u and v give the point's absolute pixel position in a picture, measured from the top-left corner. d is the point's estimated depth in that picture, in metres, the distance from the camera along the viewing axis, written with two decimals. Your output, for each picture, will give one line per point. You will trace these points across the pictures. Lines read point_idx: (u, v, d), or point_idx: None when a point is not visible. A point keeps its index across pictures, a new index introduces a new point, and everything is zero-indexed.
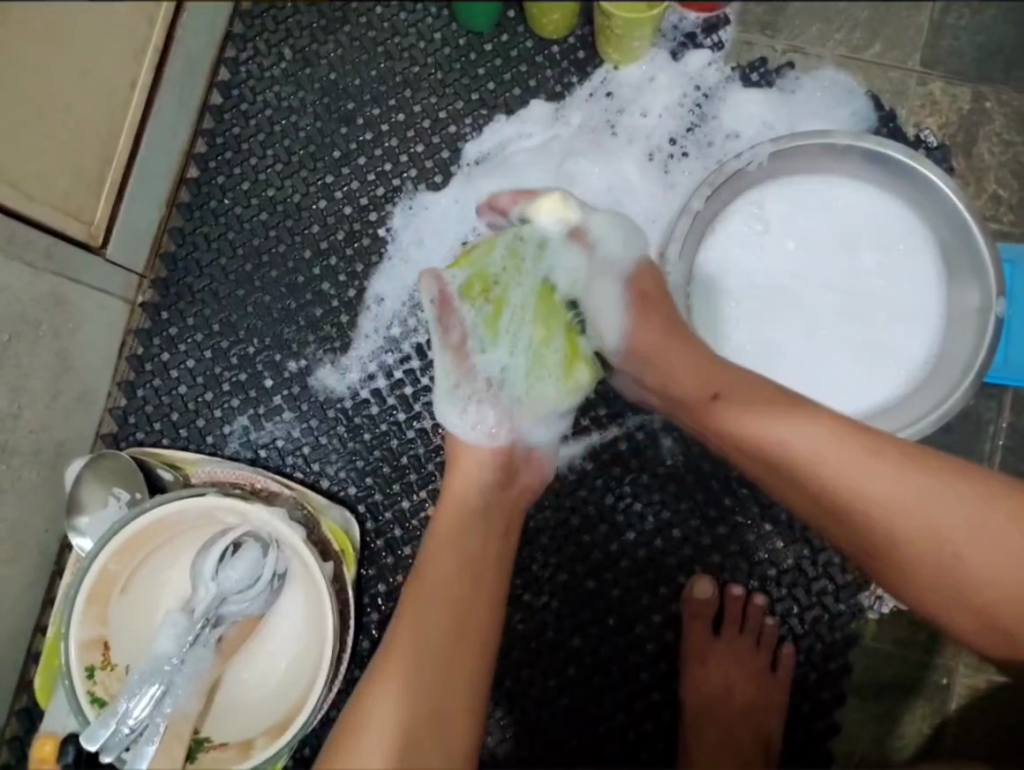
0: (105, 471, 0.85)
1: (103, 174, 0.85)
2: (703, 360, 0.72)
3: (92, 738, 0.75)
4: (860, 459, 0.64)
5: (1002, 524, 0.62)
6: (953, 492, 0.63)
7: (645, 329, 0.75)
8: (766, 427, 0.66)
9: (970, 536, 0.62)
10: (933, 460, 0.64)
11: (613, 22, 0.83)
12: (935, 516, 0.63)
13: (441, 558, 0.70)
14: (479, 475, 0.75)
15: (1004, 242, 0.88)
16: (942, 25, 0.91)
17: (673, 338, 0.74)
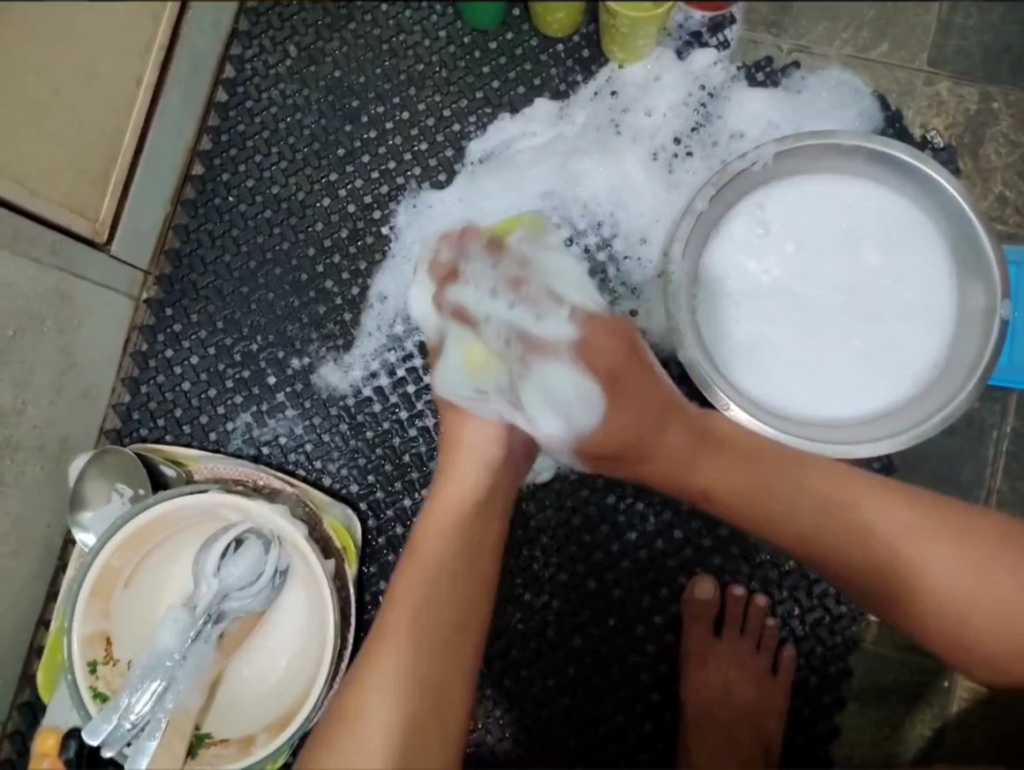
0: (109, 467, 0.85)
1: (108, 171, 0.85)
2: (686, 432, 0.71)
3: (92, 732, 0.75)
4: (847, 498, 0.68)
5: (984, 553, 0.65)
6: (935, 527, 0.66)
7: (613, 440, 0.70)
8: (755, 475, 0.70)
9: (956, 563, 0.65)
10: (919, 498, 0.67)
11: (618, 21, 0.83)
12: (918, 547, 0.65)
13: (436, 556, 0.70)
14: (475, 465, 0.74)
15: (1010, 244, 0.88)
16: (949, 25, 0.90)
17: (659, 426, 0.70)
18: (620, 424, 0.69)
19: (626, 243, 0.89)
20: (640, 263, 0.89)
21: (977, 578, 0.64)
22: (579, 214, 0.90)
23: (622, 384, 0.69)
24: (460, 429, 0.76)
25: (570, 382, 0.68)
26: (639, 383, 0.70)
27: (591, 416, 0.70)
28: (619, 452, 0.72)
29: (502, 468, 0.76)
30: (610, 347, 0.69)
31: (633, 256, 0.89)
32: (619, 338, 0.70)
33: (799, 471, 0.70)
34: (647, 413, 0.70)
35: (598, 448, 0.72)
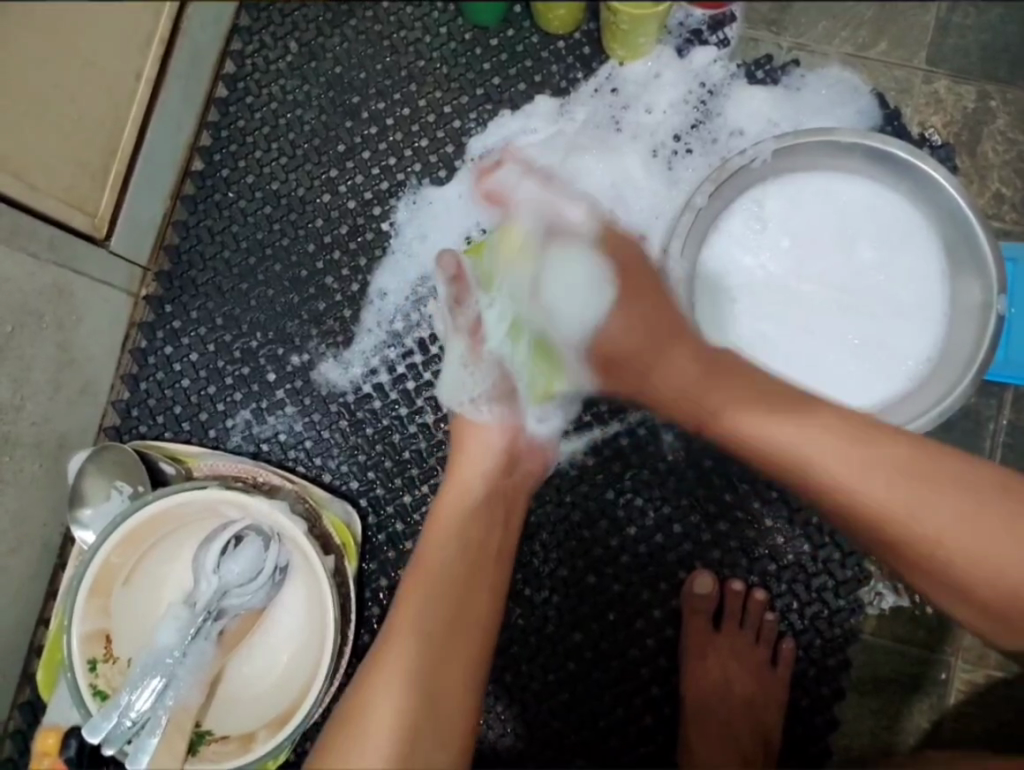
0: (107, 464, 0.85)
1: (106, 166, 0.85)
2: (693, 361, 0.72)
3: (93, 730, 0.76)
4: (848, 453, 0.65)
5: (985, 513, 0.63)
6: (935, 480, 0.64)
7: (623, 337, 0.73)
8: (766, 420, 0.68)
9: (955, 523, 0.63)
10: (924, 453, 0.65)
11: (619, 19, 0.83)
12: (930, 514, 0.63)
13: (439, 566, 0.70)
14: (481, 470, 0.76)
15: (1006, 241, 0.88)
16: (948, 24, 0.90)
17: (666, 344, 0.72)
18: (631, 323, 0.73)
19: None
20: None
21: (973, 532, 0.62)
22: None
23: (647, 300, 0.74)
24: (465, 436, 0.77)
25: (580, 282, 0.73)
26: (659, 309, 0.74)
27: (601, 308, 0.73)
28: (629, 360, 0.73)
29: (508, 476, 0.77)
30: (626, 252, 0.75)
31: None
32: (631, 253, 0.75)
33: (800, 427, 0.67)
34: (656, 326, 0.73)
35: (609, 352, 0.74)
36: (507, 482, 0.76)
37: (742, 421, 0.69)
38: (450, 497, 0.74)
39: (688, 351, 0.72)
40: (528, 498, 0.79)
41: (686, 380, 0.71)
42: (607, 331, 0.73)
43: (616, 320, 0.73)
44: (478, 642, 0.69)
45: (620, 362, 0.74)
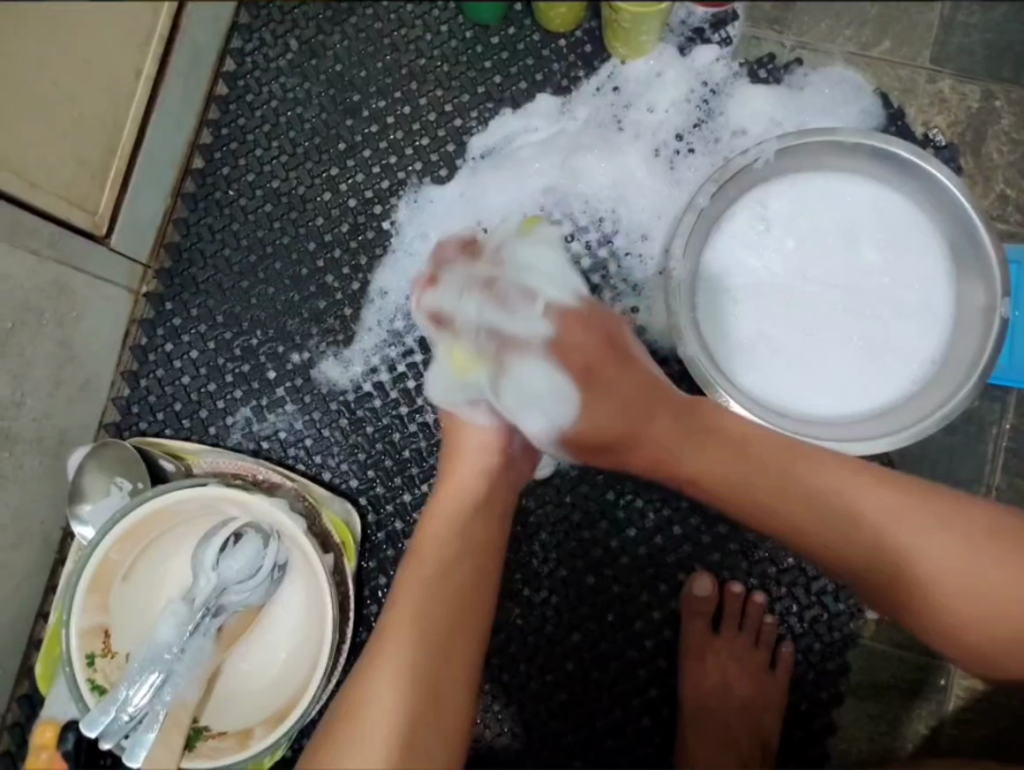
0: (108, 461, 0.85)
1: (108, 163, 0.85)
2: (674, 420, 0.70)
3: (91, 724, 0.76)
4: (842, 483, 0.67)
5: (977, 546, 0.65)
6: (928, 515, 0.66)
7: (594, 430, 0.70)
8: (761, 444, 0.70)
9: (950, 558, 0.65)
10: (916, 490, 0.67)
11: (620, 18, 0.83)
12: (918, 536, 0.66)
13: (436, 564, 0.70)
14: (475, 468, 0.74)
15: (1011, 243, 0.88)
16: (952, 22, 0.90)
17: (644, 412, 0.70)
18: (598, 410, 0.69)
19: (627, 239, 0.89)
20: (640, 259, 0.89)
21: (968, 567, 0.65)
22: (581, 210, 0.90)
23: (606, 379, 0.69)
24: (461, 437, 0.76)
25: (546, 383, 0.68)
26: (624, 375, 0.70)
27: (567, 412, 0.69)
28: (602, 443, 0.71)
29: (501, 478, 0.75)
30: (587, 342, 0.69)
31: (634, 252, 0.89)
32: (596, 332, 0.70)
33: (793, 456, 0.69)
34: (629, 408, 0.69)
35: (581, 443, 0.71)
36: (504, 480, 0.76)
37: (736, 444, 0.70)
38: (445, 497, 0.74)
39: (671, 401, 0.71)
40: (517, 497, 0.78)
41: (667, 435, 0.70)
42: (576, 427, 0.70)
43: (582, 418, 0.70)
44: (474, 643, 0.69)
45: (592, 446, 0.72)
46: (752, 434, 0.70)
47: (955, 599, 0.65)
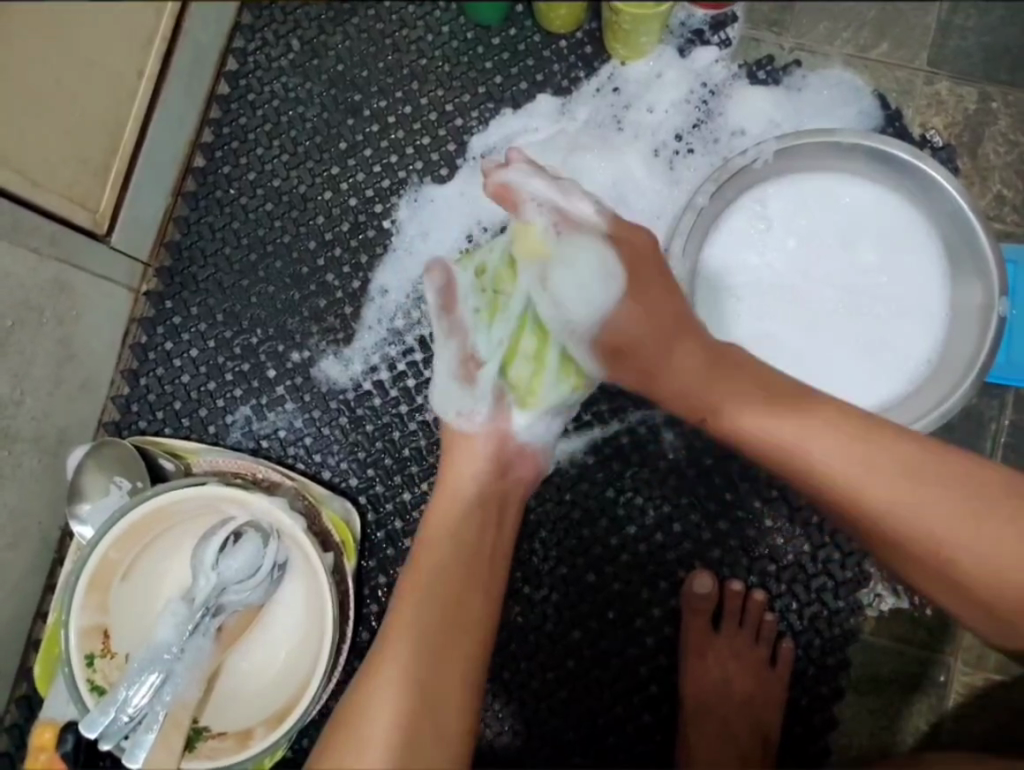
0: (106, 460, 0.85)
1: (109, 161, 0.85)
2: (700, 352, 0.72)
3: (90, 725, 0.76)
4: (847, 451, 0.65)
5: (990, 514, 0.63)
6: (936, 479, 0.64)
7: (633, 320, 0.73)
8: (761, 419, 0.68)
9: (956, 523, 0.63)
10: (929, 449, 0.65)
11: (620, 19, 0.83)
12: (927, 514, 0.64)
13: (434, 568, 0.70)
14: (472, 474, 0.75)
15: (1008, 242, 0.88)
16: (949, 25, 0.91)
17: (669, 339, 0.73)
18: (636, 310, 0.73)
19: None
20: None
21: (978, 540, 0.63)
22: None
23: (643, 273, 0.74)
24: (458, 443, 0.77)
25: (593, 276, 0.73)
26: (651, 293, 0.74)
27: (613, 292, 0.73)
28: (634, 344, 0.74)
29: (499, 480, 0.76)
30: (633, 253, 0.74)
31: None
32: (643, 241, 0.75)
33: (796, 426, 0.67)
34: (661, 323, 0.73)
35: (616, 339, 0.74)
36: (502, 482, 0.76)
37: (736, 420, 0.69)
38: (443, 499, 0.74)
39: (693, 348, 0.72)
40: (521, 502, 0.78)
41: (691, 368, 0.72)
42: (614, 316, 0.73)
43: (624, 307, 0.73)
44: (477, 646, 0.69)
45: (622, 341, 0.74)
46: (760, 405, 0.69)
47: (963, 569, 0.64)
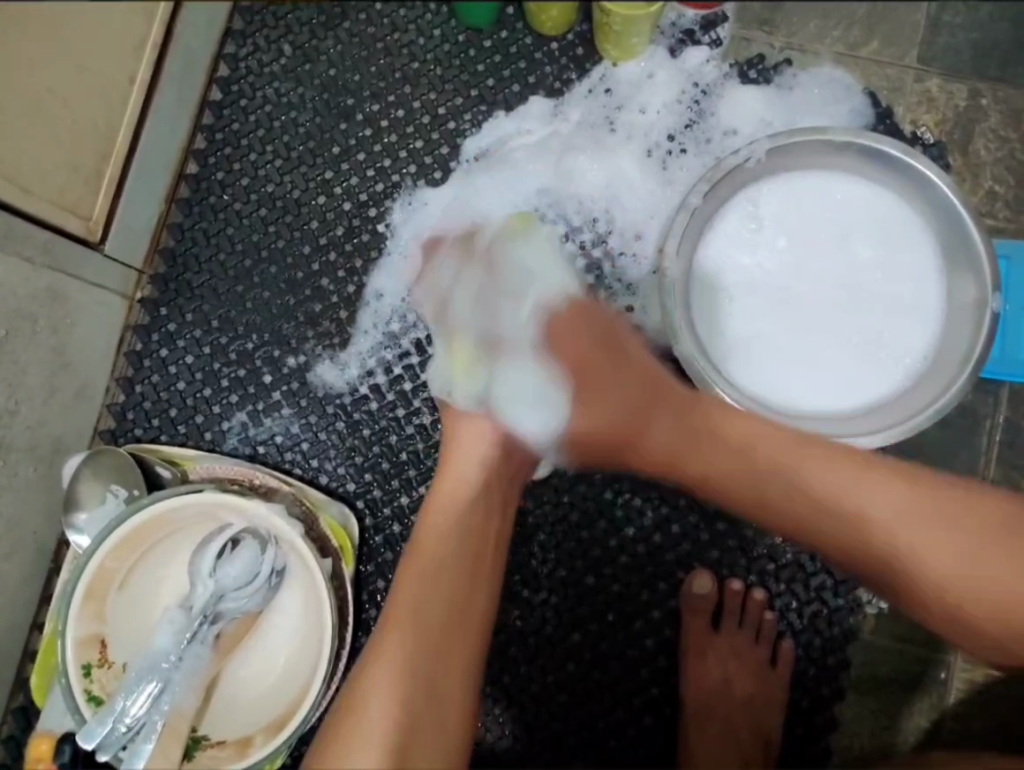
0: (103, 468, 0.84)
1: (101, 169, 0.85)
2: (674, 419, 0.72)
3: (88, 736, 0.75)
4: (843, 479, 0.68)
5: (983, 541, 0.65)
6: (928, 506, 0.66)
7: (598, 430, 0.73)
8: (753, 441, 0.70)
9: (948, 553, 0.65)
10: (919, 480, 0.67)
11: (612, 20, 0.84)
12: (921, 539, 0.66)
13: (439, 560, 0.69)
14: (478, 458, 0.74)
15: (1000, 238, 0.89)
16: (938, 23, 0.91)
17: (647, 410, 0.72)
18: (598, 415, 0.72)
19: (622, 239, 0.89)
20: (635, 259, 0.90)
21: (972, 563, 0.65)
22: (575, 211, 0.90)
23: (605, 393, 0.72)
24: (460, 429, 0.76)
25: (534, 383, 0.73)
26: (620, 375, 0.72)
27: (553, 410, 0.73)
28: (603, 442, 0.74)
29: (503, 466, 0.75)
30: (574, 331, 0.72)
31: (629, 252, 0.89)
32: (585, 323, 0.72)
33: (791, 453, 0.69)
34: (631, 399, 0.72)
35: (584, 436, 0.74)
36: (505, 468, 0.76)
37: (719, 451, 0.71)
38: (446, 487, 0.74)
39: (671, 400, 0.72)
40: (519, 490, 0.78)
41: (671, 446, 0.72)
42: (575, 430, 0.74)
43: (579, 418, 0.73)
44: (476, 645, 0.68)
45: (594, 445, 0.75)
46: (754, 430, 0.70)
47: (959, 591, 0.65)
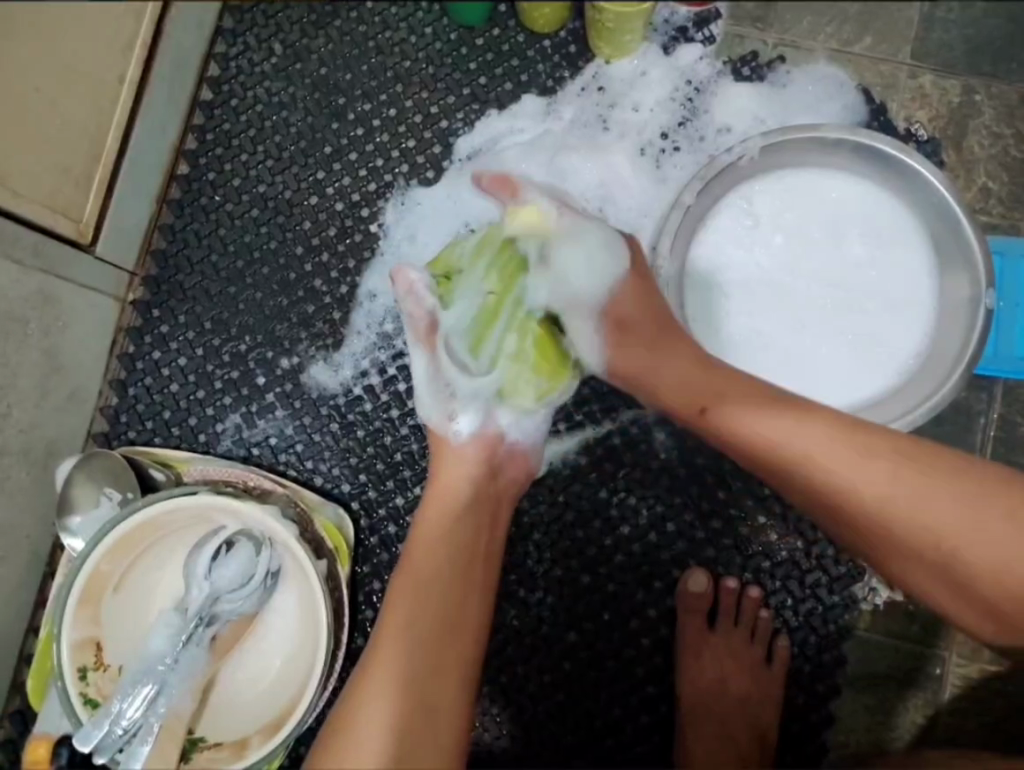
0: (96, 472, 0.84)
1: (90, 171, 0.84)
2: (692, 363, 0.73)
3: (85, 739, 0.75)
4: (848, 456, 0.65)
5: (989, 509, 0.62)
6: (940, 482, 0.63)
7: (635, 298, 0.76)
8: (756, 418, 0.68)
9: (952, 518, 0.62)
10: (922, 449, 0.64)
11: (604, 17, 0.83)
12: (925, 512, 0.63)
13: (428, 571, 0.69)
14: (467, 474, 0.75)
15: (994, 235, 0.89)
16: (931, 19, 0.91)
17: (666, 344, 0.74)
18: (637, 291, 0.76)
19: None
20: None
21: (977, 533, 0.62)
22: None
23: (649, 289, 0.77)
24: (442, 448, 0.77)
25: (587, 259, 0.75)
26: (646, 288, 0.77)
27: (614, 274, 0.76)
28: (631, 323, 0.75)
29: (492, 482, 0.76)
30: (641, 299, 0.76)
31: None
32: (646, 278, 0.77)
33: (793, 425, 0.66)
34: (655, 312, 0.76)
35: (618, 312, 0.75)
36: (494, 482, 0.76)
37: (728, 416, 0.69)
38: (436, 498, 0.74)
39: (686, 349, 0.74)
40: (512, 505, 0.79)
41: (678, 380, 0.73)
42: (616, 294, 0.76)
43: (625, 283, 0.76)
44: (469, 654, 0.68)
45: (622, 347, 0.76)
46: (758, 410, 0.68)
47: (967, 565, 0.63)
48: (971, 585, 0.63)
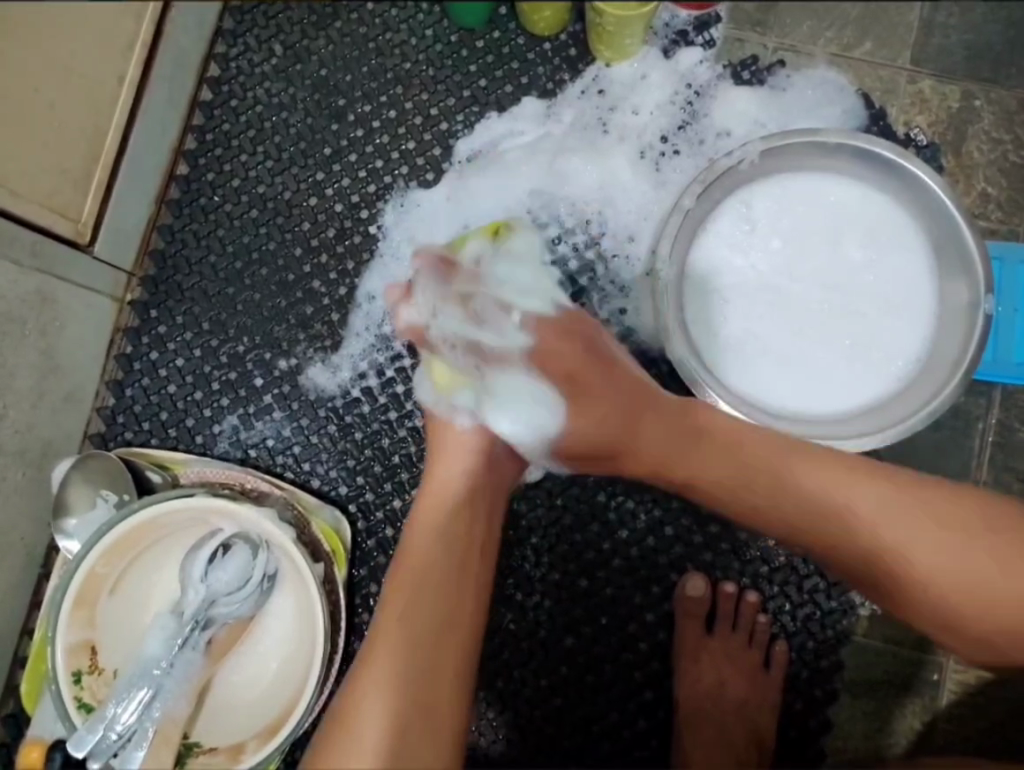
0: (92, 473, 0.84)
1: (90, 170, 0.84)
2: (671, 421, 0.73)
3: (80, 743, 0.73)
4: (836, 484, 0.67)
5: (971, 543, 0.64)
6: (927, 516, 0.65)
7: (581, 427, 0.72)
8: (746, 448, 0.70)
9: (936, 548, 0.65)
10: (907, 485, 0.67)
11: (604, 20, 0.83)
12: (909, 541, 0.65)
13: (425, 571, 0.68)
14: (458, 467, 0.74)
15: (993, 240, 0.89)
16: (930, 24, 0.91)
17: (642, 402, 0.75)
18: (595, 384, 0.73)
19: (615, 241, 0.89)
20: (628, 261, 0.89)
21: (962, 561, 0.64)
22: (568, 213, 0.90)
23: (604, 377, 0.75)
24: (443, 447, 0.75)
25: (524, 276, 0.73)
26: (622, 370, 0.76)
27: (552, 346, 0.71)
28: (589, 423, 0.72)
29: (486, 476, 0.75)
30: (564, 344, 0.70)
31: (622, 255, 0.89)
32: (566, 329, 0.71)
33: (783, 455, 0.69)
34: (625, 400, 0.74)
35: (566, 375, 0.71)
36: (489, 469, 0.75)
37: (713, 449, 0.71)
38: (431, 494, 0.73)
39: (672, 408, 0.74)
40: (506, 496, 0.78)
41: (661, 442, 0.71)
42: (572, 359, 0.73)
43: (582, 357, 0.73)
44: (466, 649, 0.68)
45: (583, 455, 0.74)
46: (748, 441, 0.70)
47: (953, 595, 0.64)
48: (955, 615, 0.65)
